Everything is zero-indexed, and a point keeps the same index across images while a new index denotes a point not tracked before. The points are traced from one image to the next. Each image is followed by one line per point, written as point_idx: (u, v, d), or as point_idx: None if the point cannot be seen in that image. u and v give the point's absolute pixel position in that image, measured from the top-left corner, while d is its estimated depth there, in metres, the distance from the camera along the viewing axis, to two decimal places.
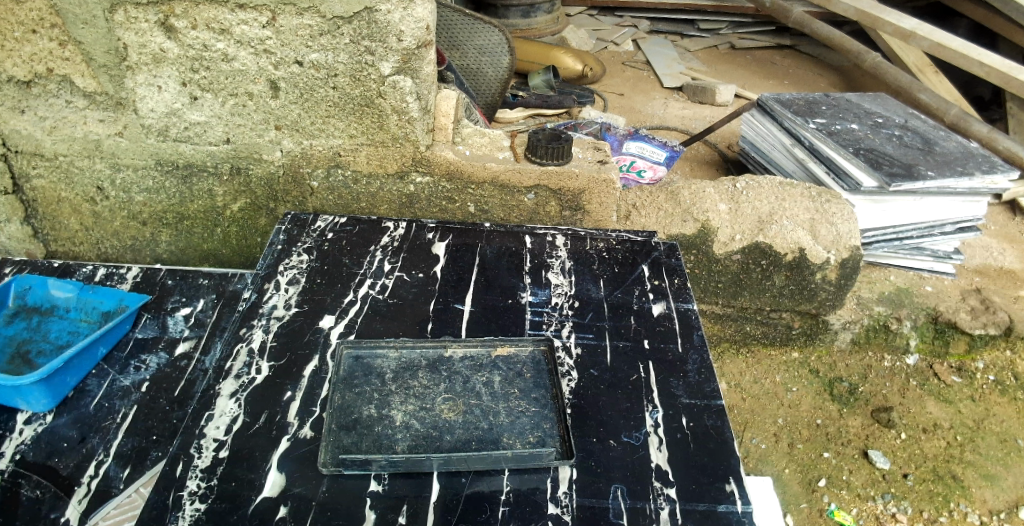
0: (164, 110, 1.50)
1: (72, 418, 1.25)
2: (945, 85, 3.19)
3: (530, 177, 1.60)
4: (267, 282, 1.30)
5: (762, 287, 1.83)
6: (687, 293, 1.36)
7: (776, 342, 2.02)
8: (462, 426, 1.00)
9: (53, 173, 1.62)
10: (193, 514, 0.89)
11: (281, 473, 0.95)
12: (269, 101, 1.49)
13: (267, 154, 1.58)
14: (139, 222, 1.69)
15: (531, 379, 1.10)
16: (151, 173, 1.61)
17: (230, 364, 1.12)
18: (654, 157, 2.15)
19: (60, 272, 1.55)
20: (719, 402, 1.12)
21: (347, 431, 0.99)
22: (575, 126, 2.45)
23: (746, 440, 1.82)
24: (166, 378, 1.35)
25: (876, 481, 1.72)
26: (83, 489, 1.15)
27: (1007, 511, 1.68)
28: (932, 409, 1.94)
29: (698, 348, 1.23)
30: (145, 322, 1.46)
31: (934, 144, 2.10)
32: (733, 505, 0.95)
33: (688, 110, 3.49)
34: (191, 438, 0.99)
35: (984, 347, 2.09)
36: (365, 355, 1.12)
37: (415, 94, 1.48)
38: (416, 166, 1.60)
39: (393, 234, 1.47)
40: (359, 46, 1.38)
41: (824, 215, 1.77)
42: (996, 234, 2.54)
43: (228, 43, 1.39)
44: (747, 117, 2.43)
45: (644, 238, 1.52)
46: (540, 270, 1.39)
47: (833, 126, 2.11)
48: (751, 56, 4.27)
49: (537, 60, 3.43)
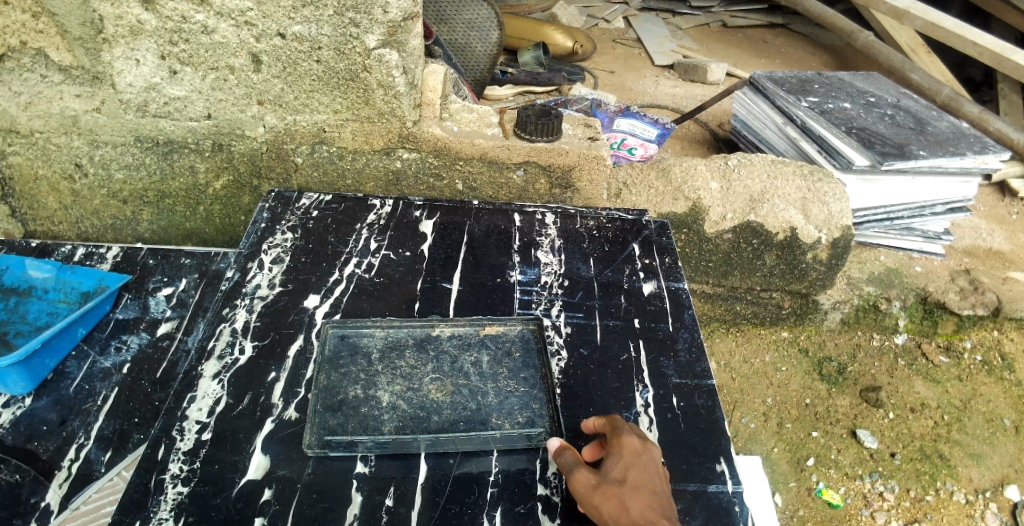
0: (143, 84, 1.45)
1: (52, 401, 1.23)
2: (938, 65, 3.16)
3: (520, 153, 1.57)
4: (250, 260, 1.28)
5: (753, 266, 1.82)
6: (678, 272, 1.35)
7: (766, 322, 2.02)
8: (450, 407, 0.99)
9: (30, 150, 1.57)
10: (176, 498, 0.87)
11: (266, 455, 0.93)
12: (252, 75, 1.44)
13: (250, 129, 1.54)
14: (119, 200, 1.65)
15: (520, 358, 1.08)
16: (130, 149, 1.57)
17: (213, 344, 1.09)
18: (647, 134, 2.12)
19: (38, 252, 1.51)
20: (710, 381, 1.11)
21: (333, 413, 0.97)
22: (567, 102, 2.42)
23: (736, 419, 1.83)
24: (148, 359, 1.32)
25: (864, 460, 1.73)
26: (64, 472, 1.12)
27: (992, 490, 1.70)
28: (920, 388, 1.95)
29: (689, 327, 1.21)
30: (126, 302, 1.42)
31: (926, 124, 2.09)
32: (724, 485, 0.95)
33: (680, 88, 3.45)
34: (173, 419, 0.97)
35: (972, 327, 2.09)
36: (352, 334, 1.10)
37: (401, 68, 1.44)
38: (403, 142, 1.56)
39: (380, 211, 1.44)
40: (344, 18, 1.34)
41: (816, 194, 1.75)
42: (985, 215, 2.54)
43: (208, 14, 1.34)
44: (739, 95, 2.39)
45: (635, 216, 1.50)
46: (530, 248, 1.37)
47: (827, 105, 2.09)
48: (743, 34, 4.23)
49: (526, 36, 3.36)
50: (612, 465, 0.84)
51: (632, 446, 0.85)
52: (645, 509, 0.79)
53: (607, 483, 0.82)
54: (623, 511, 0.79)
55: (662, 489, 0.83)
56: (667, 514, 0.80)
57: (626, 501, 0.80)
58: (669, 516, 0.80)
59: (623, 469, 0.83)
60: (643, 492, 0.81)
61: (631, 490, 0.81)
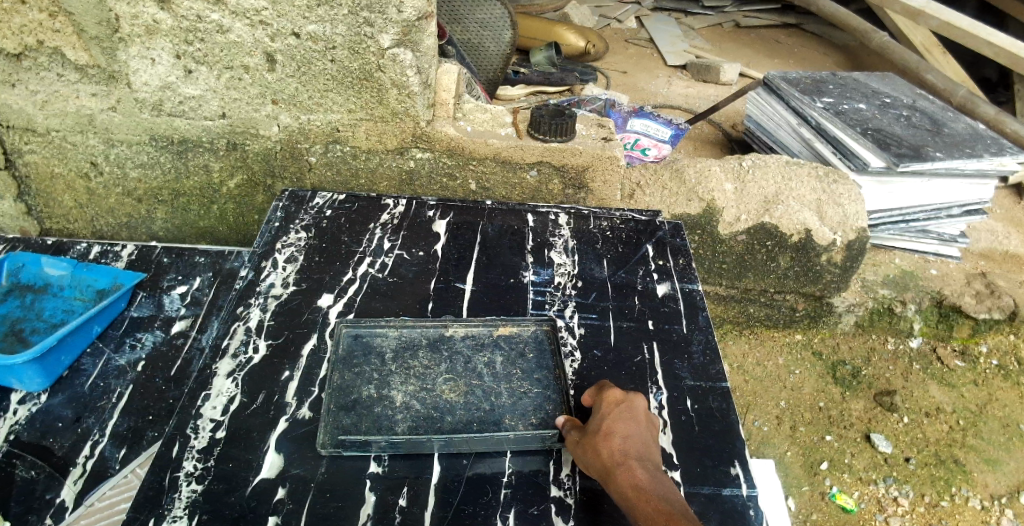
0: (159, 83, 1.46)
1: (67, 398, 1.23)
2: (953, 65, 3.12)
3: (533, 153, 1.57)
4: (264, 259, 1.28)
5: (767, 268, 1.81)
6: (692, 273, 1.34)
7: (779, 324, 2.01)
8: (464, 408, 0.99)
9: (47, 149, 1.58)
10: (190, 496, 0.87)
11: (280, 454, 0.93)
12: (266, 74, 1.45)
13: (264, 129, 1.54)
14: (135, 199, 1.66)
15: (533, 359, 1.08)
16: (145, 148, 1.58)
17: (227, 343, 1.10)
18: (660, 135, 2.12)
19: (54, 250, 1.52)
20: (724, 384, 1.10)
21: (346, 412, 0.97)
22: (579, 102, 2.41)
23: (749, 422, 1.82)
24: (162, 357, 1.33)
25: (877, 465, 1.72)
26: (79, 469, 1.13)
27: (1007, 496, 1.68)
28: (936, 392, 1.93)
29: (704, 329, 1.21)
30: (141, 300, 1.43)
31: (943, 125, 2.07)
32: (739, 488, 0.94)
33: (693, 88, 3.43)
34: (188, 417, 0.97)
35: (988, 331, 2.07)
36: (365, 334, 1.10)
37: (415, 67, 1.44)
38: (417, 141, 1.56)
39: (393, 211, 1.44)
40: (358, 17, 1.34)
41: (831, 196, 1.73)
42: (1002, 217, 2.51)
43: (223, 14, 1.34)
44: (752, 95, 2.38)
45: (649, 217, 1.49)
46: (543, 249, 1.36)
47: (841, 106, 2.08)
48: (756, 34, 4.20)
49: (538, 36, 3.36)
50: (593, 419, 0.90)
51: (612, 400, 0.92)
52: (614, 451, 0.84)
53: (586, 434, 0.89)
54: (595, 455, 0.85)
55: (640, 435, 0.87)
56: (641, 456, 0.84)
57: (598, 446, 0.85)
58: (643, 457, 0.84)
59: (601, 419, 0.89)
60: (615, 436, 0.86)
61: (602, 435, 0.86)
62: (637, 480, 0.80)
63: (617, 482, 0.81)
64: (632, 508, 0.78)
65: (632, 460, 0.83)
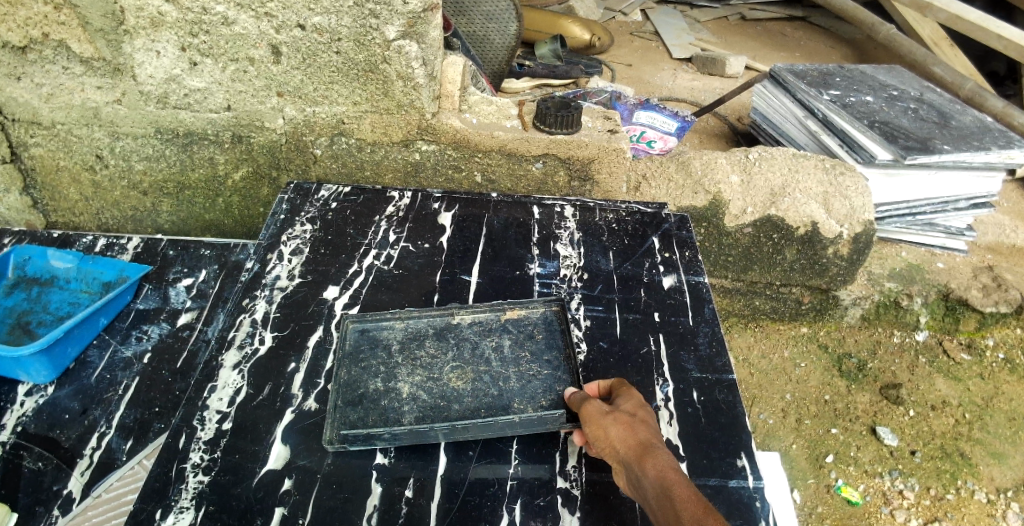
0: (164, 75, 1.46)
1: (73, 390, 1.24)
2: (960, 58, 3.09)
3: (539, 145, 1.56)
4: (269, 251, 1.28)
5: (772, 261, 1.80)
6: (698, 265, 1.33)
7: (785, 317, 2.01)
8: (471, 396, 0.99)
9: (52, 142, 1.58)
10: (197, 486, 0.88)
11: (286, 444, 0.93)
12: (271, 66, 1.44)
13: (270, 121, 1.54)
14: (140, 192, 1.67)
15: (543, 340, 1.08)
16: (150, 141, 1.58)
17: (233, 335, 1.10)
18: (666, 127, 2.10)
19: (60, 243, 1.52)
20: (730, 376, 1.10)
21: (353, 407, 0.96)
22: (585, 94, 2.39)
23: (754, 415, 1.82)
24: (169, 348, 1.33)
25: (883, 458, 1.71)
26: (86, 460, 1.14)
27: (1013, 489, 1.67)
28: (942, 386, 1.92)
29: (710, 321, 1.20)
30: (146, 293, 1.43)
31: (950, 118, 2.05)
32: (744, 480, 0.94)
33: (698, 81, 3.42)
34: (195, 409, 0.97)
35: (995, 325, 2.06)
36: (371, 327, 1.10)
37: (421, 59, 1.43)
38: (422, 134, 1.56)
39: (399, 203, 1.44)
40: (364, 8, 1.33)
41: (838, 188, 1.72)
42: (1009, 211, 2.49)
43: (228, 6, 1.34)
44: (758, 88, 2.37)
45: (655, 209, 1.48)
46: (549, 241, 1.36)
47: (848, 98, 2.06)
48: (762, 26, 4.18)
49: (543, 28, 3.34)
50: (624, 401, 0.87)
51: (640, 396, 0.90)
52: (653, 436, 0.81)
53: (619, 411, 0.85)
54: (631, 432, 0.81)
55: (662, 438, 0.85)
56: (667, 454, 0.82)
57: (637, 426, 0.82)
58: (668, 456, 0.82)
59: (634, 405, 0.87)
60: (650, 425, 0.83)
61: (640, 420, 0.83)
62: (675, 466, 0.78)
63: (654, 460, 0.77)
64: (669, 486, 0.75)
65: (665, 449, 0.80)
